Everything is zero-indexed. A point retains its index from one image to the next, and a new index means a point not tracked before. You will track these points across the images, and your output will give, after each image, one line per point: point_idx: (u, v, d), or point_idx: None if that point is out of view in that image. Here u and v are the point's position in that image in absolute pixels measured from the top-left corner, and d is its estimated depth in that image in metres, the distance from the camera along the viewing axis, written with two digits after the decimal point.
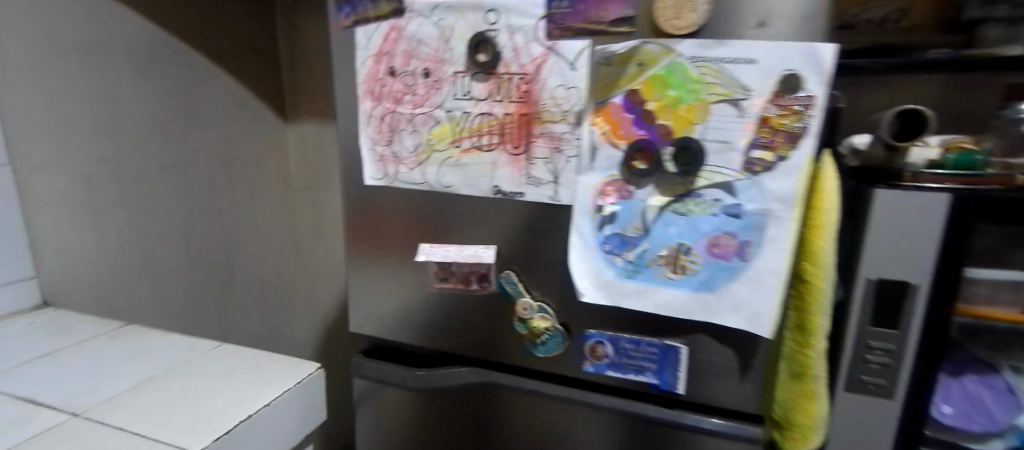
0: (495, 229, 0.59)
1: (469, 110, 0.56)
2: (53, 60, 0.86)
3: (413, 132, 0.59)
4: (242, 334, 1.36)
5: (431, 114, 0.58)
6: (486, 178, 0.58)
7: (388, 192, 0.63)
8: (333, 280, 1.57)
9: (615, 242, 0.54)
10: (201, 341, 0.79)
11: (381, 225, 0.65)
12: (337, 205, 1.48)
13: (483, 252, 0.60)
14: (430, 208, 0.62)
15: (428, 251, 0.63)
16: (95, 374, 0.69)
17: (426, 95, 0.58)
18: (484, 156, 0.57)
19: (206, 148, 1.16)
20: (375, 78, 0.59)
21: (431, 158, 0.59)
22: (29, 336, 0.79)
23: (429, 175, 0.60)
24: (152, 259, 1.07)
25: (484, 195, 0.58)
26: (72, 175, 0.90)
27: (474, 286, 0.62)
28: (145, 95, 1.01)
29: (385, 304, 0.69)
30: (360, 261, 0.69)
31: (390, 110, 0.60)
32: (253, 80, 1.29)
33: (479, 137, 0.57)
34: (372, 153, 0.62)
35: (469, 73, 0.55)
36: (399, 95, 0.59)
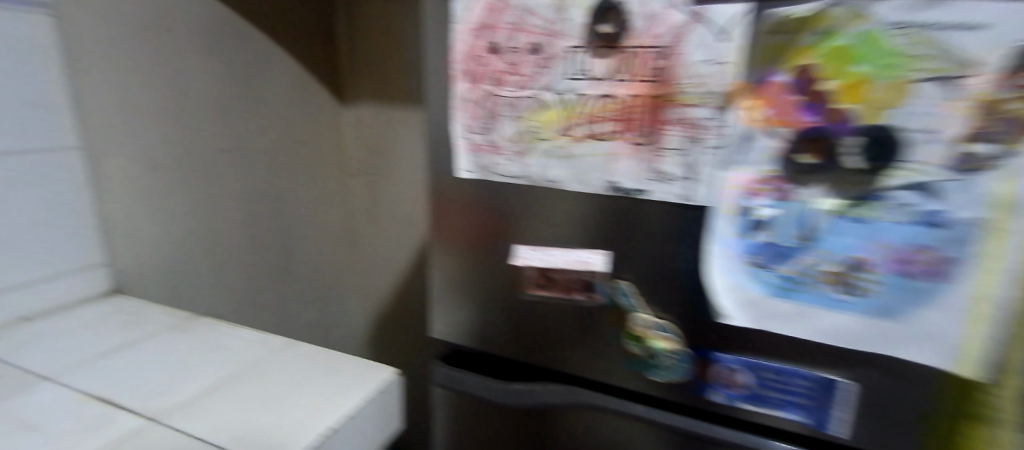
0: (609, 232, 0.51)
1: (585, 91, 0.47)
2: (124, 39, 0.81)
3: (516, 118, 0.52)
4: (297, 321, 1.34)
5: (539, 97, 0.50)
6: (601, 172, 0.49)
7: (483, 185, 0.56)
8: (384, 273, 1.46)
9: (765, 252, 0.45)
10: (273, 338, 0.76)
11: (471, 224, 0.58)
12: (392, 193, 1.38)
13: (591, 259, 0.51)
14: (531, 206, 0.54)
15: (526, 254, 0.55)
16: (169, 373, 0.65)
17: (532, 75, 0.49)
18: (600, 146, 0.48)
19: (267, 133, 1.13)
20: (473, 55, 0.52)
21: (536, 147, 0.51)
22: (106, 325, 0.78)
23: (532, 167, 0.52)
24: (216, 246, 1.05)
25: (597, 193, 0.50)
26: (144, 161, 0.87)
27: (577, 296, 0.54)
28: (211, 77, 0.97)
29: (470, 311, 0.63)
30: (446, 262, 0.63)
31: (488, 92, 0.52)
32: (312, 60, 1.22)
33: (596, 123, 0.48)
34: (467, 141, 0.55)
35: (587, 47, 0.46)
36: (501, 75, 0.51)
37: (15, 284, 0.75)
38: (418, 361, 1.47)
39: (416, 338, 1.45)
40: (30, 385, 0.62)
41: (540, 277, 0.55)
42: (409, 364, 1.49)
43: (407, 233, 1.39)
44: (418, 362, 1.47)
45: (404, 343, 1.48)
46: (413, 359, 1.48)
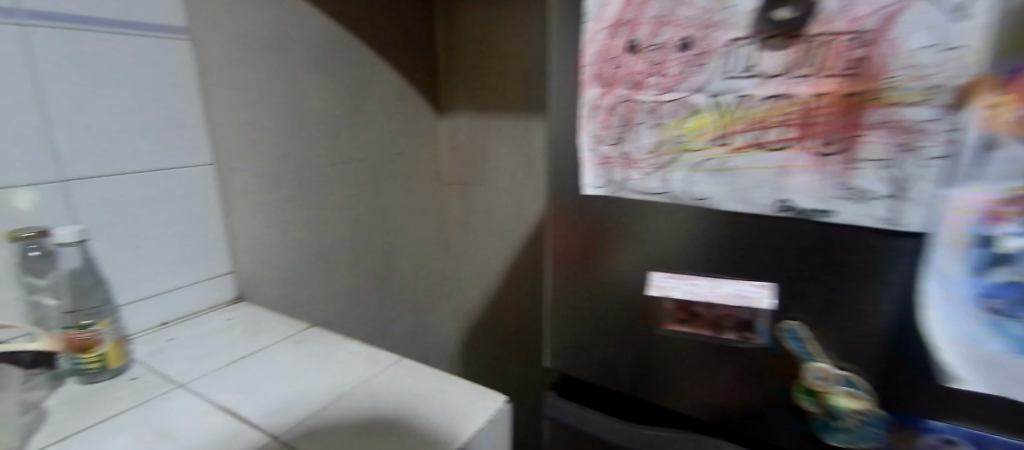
0: (776, 261, 0.42)
1: (751, 92, 0.39)
2: (249, 59, 0.85)
3: (656, 126, 0.44)
4: (397, 332, 1.32)
5: (687, 101, 0.42)
6: (769, 189, 0.40)
7: (611, 204, 0.49)
8: (476, 286, 1.42)
9: (1011, 295, 0.33)
10: (380, 354, 0.74)
11: (594, 246, 0.52)
12: (487, 204, 1.33)
13: (752, 292, 0.43)
14: (670, 228, 0.46)
15: (664, 283, 0.47)
16: (286, 388, 0.65)
17: (681, 75, 0.42)
18: (767, 157, 0.40)
19: (372, 145, 1.14)
20: (608, 56, 0.45)
21: (680, 160, 0.44)
22: (230, 333, 0.80)
23: (675, 183, 0.44)
24: (324, 257, 1.07)
25: (762, 213, 0.41)
26: (264, 174, 0.91)
27: (730, 335, 0.45)
28: (323, 92, 1.00)
29: (586, 343, 0.56)
30: (561, 288, 0.56)
31: (624, 98, 0.45)
32: (413, 71, 1.22)
33: (763, 129, 0.39)
34: (594, 155, 0.48)
35: (757, 38, 0.38)
36: (642, 76, 0.44)
37: (156, 291, 0.79)
38: (513, 378, 1.41)
39: (510, 355, 1.40)
40: (168, 392, 0.64)
41: (681, 310, 0.47)
42: (503, 381, 1.43)
43: (502, 245, 1.34)
44: (512, 379, 1.41)
45: (498, 359, 1.43)
46: (507, 377, 1.42)
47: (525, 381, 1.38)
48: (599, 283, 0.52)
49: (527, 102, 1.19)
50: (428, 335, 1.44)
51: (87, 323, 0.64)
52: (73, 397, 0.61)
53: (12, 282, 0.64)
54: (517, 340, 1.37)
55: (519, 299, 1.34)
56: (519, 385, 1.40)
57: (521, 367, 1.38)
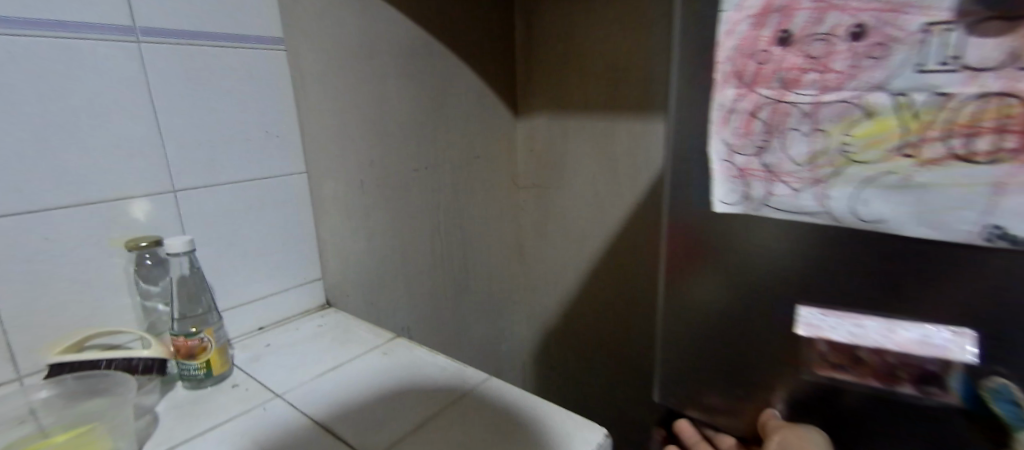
0: (979, 303, 0.33)
1: (956, 89, 0.31)
2: (337, 67, 0.85)
3: (813, 133, 0.36)
4: (474, 338, 1.29)
5: (860, 102, 0.34)
6: (975, 211, 0.32)
7: (747, 225, 0.42)
8: (554, 293, 1.37)
9: None
10: (466, 369, 0.70)
11: (718, 275, 0.45)
12: (567, 208, 1.28)
13: (942, 340, 0.35)
14: (823, 258, 0.39)
15: (816, 321, 0.40)
16: (375, 404, 0.63)
17: (851, 70, 0.34)
18: (975, 171, 0.31)
19: (452, 149, 1.12)
20: (750, 50, 0.38)
21: (845, 174, 0.36)
22: (320, 341, 0.80)
23: (834, 201, 0.37)
24: (406, 264, 1.06)
25: (960, 242, 0.33)
26: (350, 182, 0.91)
27: (904, 386, 0.38)
28: (406, 97, 0.98)
29: (703, 382, 0.49)
30: (670, 319, 0.49)
31: (771, 100, 0.38)
32: (492, 72, 1.18)
33: (971, 137, 0.31)
34: (726, 167, 0.41)
35: (967, 22, 0.30)
36: (795, 74, 0.36)
37: (253, 298, 0.81)
38: (592, 390, 1.34)
39: (588, 366, 1.33)
40: (265, 402, 0.64)
41: (839, 354, 0.40)
42: (581, 393, 1.37)
43: (581, 252, 1.27)
44: (591, 391, 1.34)
45: (576, 370, 1.37)
46: (585, 388, 1.36)
47: (604, 395, 1.31)
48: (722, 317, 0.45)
49: (610, 101, 1.12)
50: (504, 341, 1.40)
51: (193, 331, 0.65)
52: (181, 402, 0.63)
53: (129, 288, 0.67)
54: (597, 351, 1.30)
55: (599, 309, 1.27)
56: (598, 397, 1.33)
57: (600, 379, 1.31)
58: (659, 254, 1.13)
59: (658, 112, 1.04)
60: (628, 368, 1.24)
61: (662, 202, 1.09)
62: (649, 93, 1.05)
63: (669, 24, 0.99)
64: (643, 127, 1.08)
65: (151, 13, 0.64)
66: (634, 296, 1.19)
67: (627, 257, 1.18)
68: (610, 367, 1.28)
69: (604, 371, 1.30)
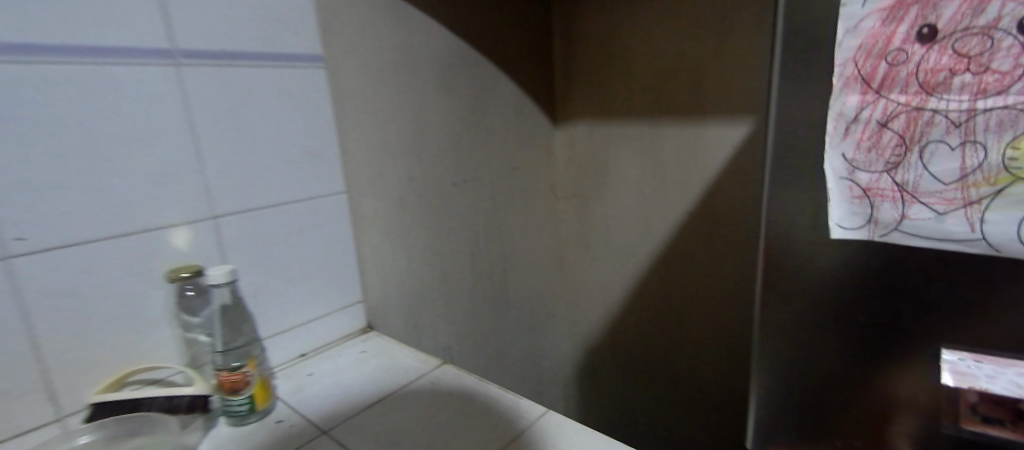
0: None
1: None
2: (379, 82, 0.82)
3: (974, 147, 0.34)
4: (515, 356, 1.24)
5: None
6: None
7: (873, 258, 0.40)
8: (598, 307, 1.31)
9: None
10: (521, 402, 0.65)
11: (835, 310, 0.43)
12: (610, 218, 1.22)
13: None
14: (960, 300, 0.37)
15: (963, 367, 0.38)
16: (431, 443, 0.59)
17: (1016, 71, 0.31)
18: None
19: (492, 160, 1.08)
20: (888, 53, 0.35)
21: (1012, 194, 0.33)
22: (364, 369, 0.76)
23: (993, 226, 0.34)
24: (447, 281, 1.02)
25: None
26: (390, 199, 0.87)
27: None
28: (446, 110, 0.95)
29: (807, 418, 0.47)
30: (769, 365, 0.48)
31: (914, 107, 0.35)
32: (531, 79, 1.14)
33: None
34: (848, 185, 0.39)
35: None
36: (943, 76, 0.34)
37: (298, 323, 0.78)
38: (643, 407, 1.29)
39: (638, 382, 1.28)
40: (312, 440, 0.60)
41: (991, 405, 0.37)
42: (630, 410, 1.32)
43: (627, 265, 1.22)
44: (641, 409, 1.29)
45: (623, 386, 1.32)
46: (635, 405, 1.31)
47: (657, 412, 1.26)
48: (840, 353, 0.44)
49: (658, 106, 1.07)
50: (544, 358, 1.34)
51: (237, 365, 0.62)
52: (224, 442, 0.59)
53: (170, 320, 0.65)
54: (647, 367, 1.25)
55: (649, 323, 1.22)
56: (649, 415, 1.28)
57: (652, 396, 1.26)
58: (714, 266, 1.07)
59: (713, 117, 0.99)
60: (683, 384, 1.19)
61: (717, 210, 1.03)
62: (703, 97, 1.00)
63: (725, 24, 0.94)
64: (695, 133, 1.02)
65: (190, 30, 0.61)
66: (688, 309, 1.14)
67: (681, 271, 1.13)
68: (662, 383, 1.23)
69: (656, 387, 1.25)
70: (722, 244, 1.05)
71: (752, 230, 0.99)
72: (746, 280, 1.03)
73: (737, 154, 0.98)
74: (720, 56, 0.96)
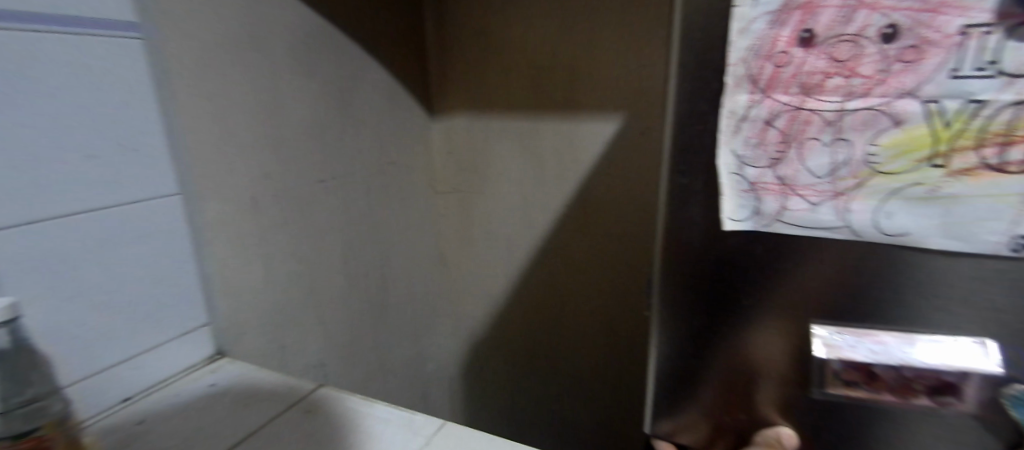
0: (1011, 306, 0.35)
1: (990, 97, 0.32)
2: (218, 61, 0.69)
3: (841, 143, 0.36)
4: (396, 361, 1.17)
5: (888, 110, 0.34)
6: (1004, 223, 0.33)
7: (760, 244, 0.40)
8: (481, 300, 1.31)
9: None
10: (418, 417, 0.60)
11: (725, 295, 0.43)
12: (490, 211, 1.21)
13: (961, 352, 0.37)
14: (837, 276, 0.39)
15: (836, 342, 0.40)
16: None
17: (881, 75, 0.34)
18: (1008, 181, 0.33)
19: (363, 153, 0.99)
20: (772, 53, 0.36)
21: (871, 186, 0.36)
22: (219, 403, 0.64)
23: (857, 215, 0.37)
24: (316, 289, 0.91)
25: (987, 253, 0.34)
26: (239, 201, 0.74)
27: (920, 399, 0.39)
28: (307, 96, 0.84)
29: (697, 405, 0.48)
30: (666, 346, 0.48)
31: (796, 105, 0.36)
32: (403, 67, 1.08)
33: (1007, 146, 0.32)
34: (737, 179, 0.40)
35: (1007, 25, 0.30)
36: (818, 78, 0.35)
37: (124, 358, 0.62)
38: (528, 396, 1.32)
39: (523, 372, 1.30)
40: None
41: (856, 371, 0.40)
42: (516, 400, 1.34)
43: (510, 258, 1.23)
44: (526, 396, 1.32)
45: (508, 377, 1.33)
46: (520, 396, 1.33)
47: (541, 399, 1.30)
48: (729, 333, 0.44)
49: (535, 100, 1.08)
50: (427, 359, 1.29)
51: (27, 430, 0.46)
52: None
53: None
54: (530, 356, 1.28)
55: (531, 313, 1.25)
56: (534, 401, 1.31)
57: (536, 384, 1.29)
58: (591, 254, 1.13)
59: (586, 112, 1.04)
60: (565, 369, 1.24)
61: (591, 201, 1.09)
62: (576, 93, 1.04)
63: (593, 23, 0.98)
64: (570, 127, 1.06)
65: None
66: (568, 297, 1.18)
67: (560, 261, 1.17)
68: (546, 370, 1.27)
69: (540, 374, 1.28)
70: (598, 233, 1.11)
71: (622, 218, 1.07)
72: (619, 266, 1.10)
73: (609, 148, 1.04)
74: (590, 53, 1.00)
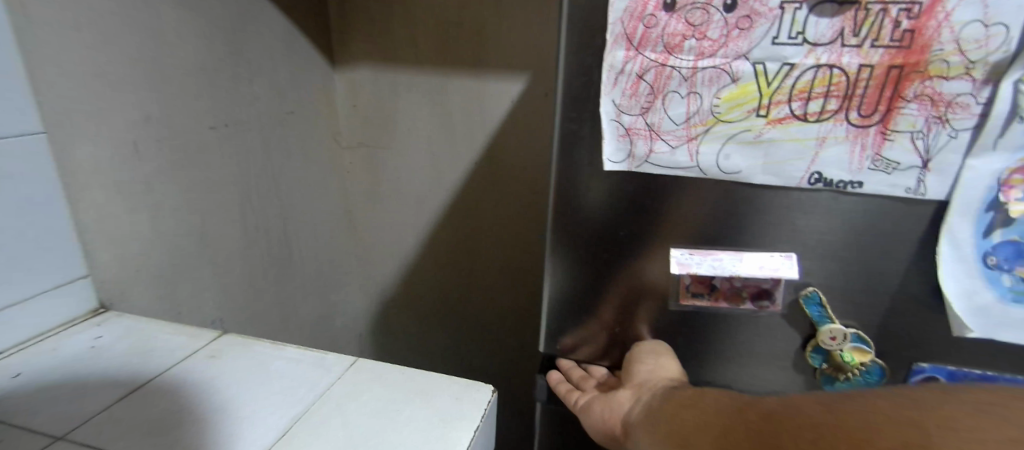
0: (809, 229, 0.45)
1: (797, 60, 0.41)
2: None
3: (693, 95, 0.43)
4: (302, 318, 1.16)
5: (728, 69, 0.42)
6: (805, 161, 0.43)
7: (631, 182, 0.48)
8: (389, 256, 1.32)
9: (1007, 252, 0.42)
10: (328, 356, 0.63)
11: (605, 225, 0.50)
12: (397, 167, 1.22)
13: (776, 265, 0.47)
14: (688, 207, 0.48)
15: (688, 261, 0.48)
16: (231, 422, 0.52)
17: (723, 39, 0.41)
18: (807, 127, 0.42)
19: (260, 102, 0.95)
20: (641, 14, 0.42)
21: (714, 132, 0.44)
22: (108, 355, 0.61)
23: (704, 156, 0.45)
24: (213, 243, 0.87)
25: (793, 186, 0.44)
26: (120, 145, 0.69)
27: (746, 304, 0.50)
28: (194, 37, 0.78)
29: (584, 323, 0.56)
30: (558, 275, 0.54)
31: (659, 62, 0.43)
32: (300, 14, 1.03)
33: (808, 99, 0.41)
34: (615, 125, 0.46)
35: (809, 3, 0.39)
36: (677, 39, 0.42)
37: None
38: (437, 347, 1.37)
39: (432, 324, 1.35)
40: None
41: (700, 284, 0.50)
42: (425, 352, 1.38)
43: (418, 214, 1.25)
44: (435, 347, 1.37)
45: (417, 330, 1.37)
46: (429, 347, 1.37)
47: (450, 348, 1.36)
48: (609, 258, 0.52)
49: (441, 56, 1.09)
50: (335, 315, 1.29)
51: None
52: None
53: None
54: (439, 308, 1.33)
55: (440, 266, 1.29)
56: (443, 352, 1.37)
57: (445, 334, 1.35)
58: (496, 209, 1.19)
59: (490, 70, 1.07)
60: (472, 318, 1.31)
61: (497, 157, 1.14)
62: (481, 51, 1.06)
63: None
64: (476, 85, 1.09)
65: None
66: (475, 250, 1.24)
67: (467, 216, 1.22)
68: (454, 322, 1.32)
69: (449, 326, 1.34)
70: (503, 189, 1.16)
71: (524, 176, 1.13)
72: (522, 219, 1.17)
73: (513, 107, 1.08)
74: (496, 13, 1.03)
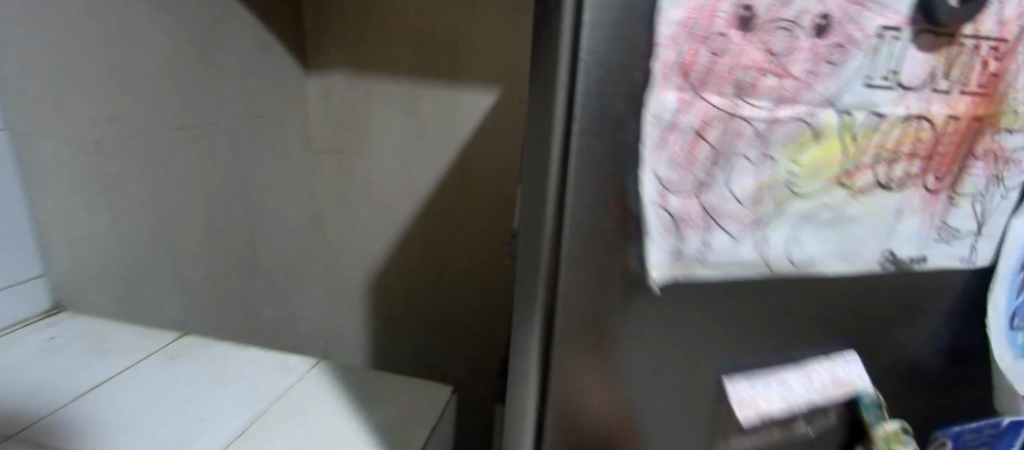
0: None
1: (882, 113, 0.29)
2: None
3: (761, 167, 0.27)
4: (264, 324, 1.13)
5: (813, 120, 0.27)
6: (880, 241, 0.32)
7: (661, 328, 0.29)
8: (357, 262, 1.31)
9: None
10: (290, 358, 0.63)
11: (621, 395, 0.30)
12: (368, 173, 1.22)
13: (842, 371, 0.35)
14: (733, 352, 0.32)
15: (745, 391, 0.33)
16: (192, 417, 0.52)
17: (809, 77, 0.26)
18: (878, 201, 0.31)
19: (230, 104, 0.94)
20: (710, 29, 0.23)
21: (785, 216, 0.29)
22: (63, 354, 0.60)
23: (774, 254, 0.30)
24: (176, 244, 0.85)
25: (866, 273, 0.33)
26: (83, 143, 0.68)
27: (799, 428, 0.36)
28: (166, 36, 0.78)
29: None
30: None
31: (733, 109, 0.25)
32: (274, 18, 1.03)
33: (890, 162, 0.30)
34: (657, 219, 0.26)
35: (913, 30, 0.27)
36: (755, 73, 0.25)
37: None
38: (403, 357, 1.35)
39: (399, 333, 1.34)
40: None
41: (763, 421, 0.34)
42: (391, 361, 1.36)
43: (388, 220, 1.24)
44: (402, 357, 1.35)
45: (382, 338, 1.35)
46: (395, 357, 1.36)
47: (416, 358, 1.34)
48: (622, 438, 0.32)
49: (416, 65, 1.10)
50: (299, 322, 1.27)
51: None
52: None
53: None
54: (407, 316, 1.32)
55: (409, 273, 1.28)
56: (409, 362, 1.35)
57: (412, 343, 1.33)
58: (466, 217, 1.20)
59: (464, 79, 1.09)
60: (440, 326, 1.30)
61: (469, 167, 1.15)
62: (456, 60, 1.08)
63: None
64: (449, 94, 1.10)
65: None
66: (445, 257, 1.24)
67: (438, 224, 1.22)
68: (422, 330, 1.32)
69: (416, 334, 1.32)
70: (474, 197, 1.17)
71: (497, 186, 1.15)
72: (492, 228, 1.19)
73: (488, 117, 1.10)
74: (471, 25, 1.05)
